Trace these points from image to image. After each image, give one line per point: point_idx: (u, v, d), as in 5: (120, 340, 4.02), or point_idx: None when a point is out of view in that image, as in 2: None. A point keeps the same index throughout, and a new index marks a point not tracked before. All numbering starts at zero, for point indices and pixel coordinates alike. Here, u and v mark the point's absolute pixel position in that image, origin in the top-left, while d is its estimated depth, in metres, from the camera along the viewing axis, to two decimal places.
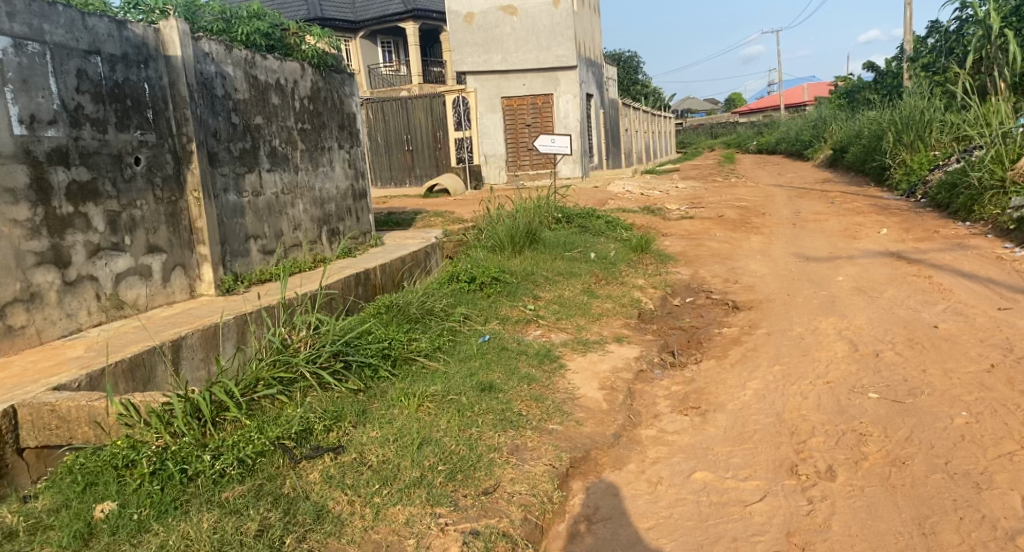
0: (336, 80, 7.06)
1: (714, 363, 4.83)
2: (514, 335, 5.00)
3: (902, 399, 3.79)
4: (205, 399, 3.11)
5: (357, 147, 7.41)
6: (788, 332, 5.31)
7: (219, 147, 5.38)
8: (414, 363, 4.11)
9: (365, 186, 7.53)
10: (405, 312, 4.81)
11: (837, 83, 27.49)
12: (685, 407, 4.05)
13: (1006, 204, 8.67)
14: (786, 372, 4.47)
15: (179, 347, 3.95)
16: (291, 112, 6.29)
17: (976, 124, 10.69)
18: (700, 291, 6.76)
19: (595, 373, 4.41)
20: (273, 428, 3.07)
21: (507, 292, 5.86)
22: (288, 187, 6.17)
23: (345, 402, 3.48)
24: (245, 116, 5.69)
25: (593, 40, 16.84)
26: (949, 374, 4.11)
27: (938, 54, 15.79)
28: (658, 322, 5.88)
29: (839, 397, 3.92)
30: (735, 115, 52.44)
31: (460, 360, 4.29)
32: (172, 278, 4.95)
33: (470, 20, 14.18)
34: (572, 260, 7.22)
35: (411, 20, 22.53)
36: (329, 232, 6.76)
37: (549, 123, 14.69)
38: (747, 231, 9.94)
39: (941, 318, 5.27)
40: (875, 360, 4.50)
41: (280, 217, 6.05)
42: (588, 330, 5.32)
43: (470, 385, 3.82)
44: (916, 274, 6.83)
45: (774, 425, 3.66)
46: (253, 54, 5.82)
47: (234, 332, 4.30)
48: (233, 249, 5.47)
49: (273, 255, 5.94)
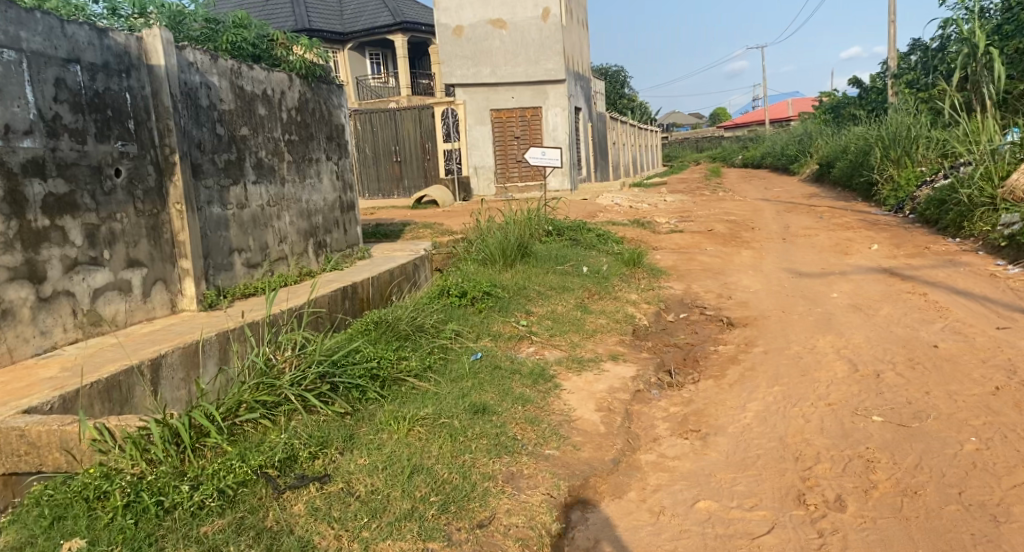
0: (324, 90, 6.93)
1: (712, 383, 4.70)
2: (507, 353, 4.86)
3: (908, 422, 3.68)
4: (185, 424, 2.94)
5: (345, 158, 7.27)
6: (786, 351, 5.21)
7: (203, 158, 5.22)
8: (405, 384, 3.95)
9: (353, 198, 7.38)
10: (394, 328, 4.65)
11: (822, 98, 27.67)
12: (685, 430, 3.92)
13: (996, 221, 8.64)
14: (786, 393, 4.35)
15: (158, 367, 3.78)
16: (278, 123, 6.14)
17: (964, 140, 10.70)
18: (694, 307, 6.65)
19: (591, 394, 4.28)
20: (256, 456, 2.91)
21: (499, 307, 5.73)
22: (274, 199, 6.01)
23: (332, 426, 3.32)
24: (230, 126, 5.54)
25: (581, 54, 16.82)
26: (953, 396, 4.01)
27: (922, 71, 15.89)
28: (653, 339, 5.76)
29: (843, 420, 3.81)
30: (721, 129, 52.71)
31: (452, 380, 4.14)
32: (152, 293, 4.78)
33: (459, 33, 14.08)
34: (564, 274, 7.10)
35: (400, 33, 22.48)
36: (316, 245, 6.61)
37: (539, 135, 14.62)
38: (738, 245, 9.86)
39: (940, 338, 5.18)
40: (877, 381, 4.40)
41: (265, 230, 5.90)
42: (582, 347, 5.19)
43: (463, 407, 3.68)
44: (911, 291, 6.75)
45: (777, 451, 3.54)
46: (239, 64, 5.68)
47: (216, 350, 4.13)
48: (216, 263, 5.31)
49: (257, 269, 5.78)
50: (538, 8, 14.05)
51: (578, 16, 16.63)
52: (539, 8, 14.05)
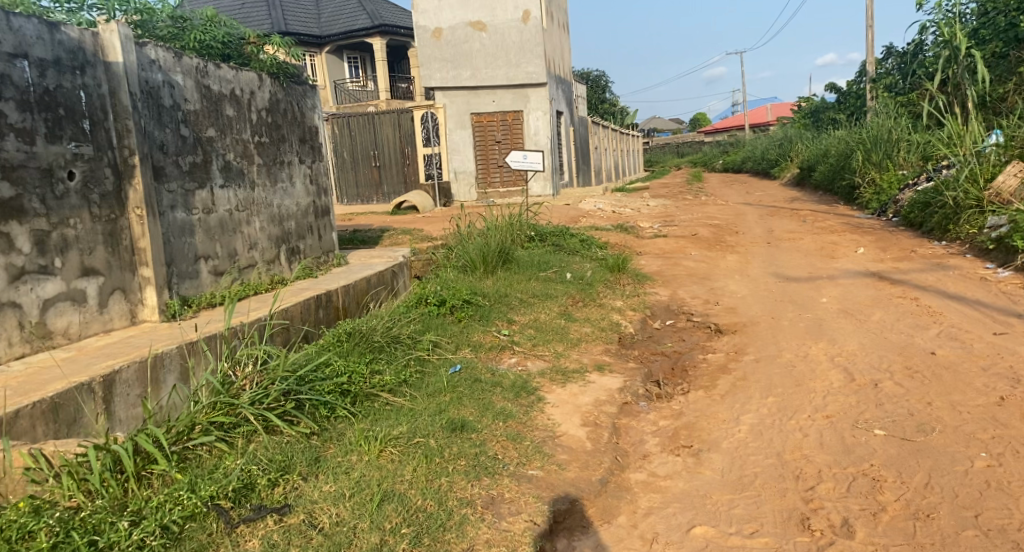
0: (297, 92, 6.66)
1: (703, 394, 4.45)
2: (488, 364, 4.60)
3: (912, 436, 3.47)
4: (129, 450, 2.66)
5: (319, 162, 7.00)
6: (777, 359, 4.99)
7: (165, 161, 4.94)
8: (377, 400, 3.68)
9: (328, 202, 7.11)
10: (368, 340, 4.38)
11: (800, 103, 27.74)
12: (676, 446, 3.69)
13: (983, 223, 8.49)
14: (781, 405, 4.13)
15: (111, 384, 3.49)
16: (247, 124, 5.85)
17: (946, 142, 10.60)
18: (680, 313, 6.43)
19: (576, 408, 4.03)
20: (208, 485, 2.62)
21: (480, 317, 5.48)
22: (242, 203, 5.73)
23: (297, 448, 3.05)
24: (196, 127, 5.26)
25: (562, 57, 16.64)
26: (957, 407, 3.81)
27: (900, 75, 15.89)
28: (639, 348, 5.53)
29: (843, 434, 3.59)
30: (701, 133, 52.82)
31: (429, 394, 3.89)
32: (110, 304, 4.48)
33: (438, 36, 13.83)
34: (547, 281, 6.87)
35: (378, 35, 22.18)
36: (288, 251, 6.32)
37: (520, 139, 14.38)
38: (723, 249, 9.68)
39: (937, 344, 4.99)
40: (875, 391, 4.18)
41: (234, 236, 5.61)
42: (566, 358, 4.95)
43: (440, 425, 3.42)
44: (901, 295, 6.57)
45: (776, 468, 3.32)
46: (205, 62, 5.40)
47: (177, 363, 3.85)
48: (180, 271, 5.02)
49: (225, 277, 5.49)
50: (518, 10, 13.82)
51: (559, 19, 16.47)
52: (519, 10, 13.82)
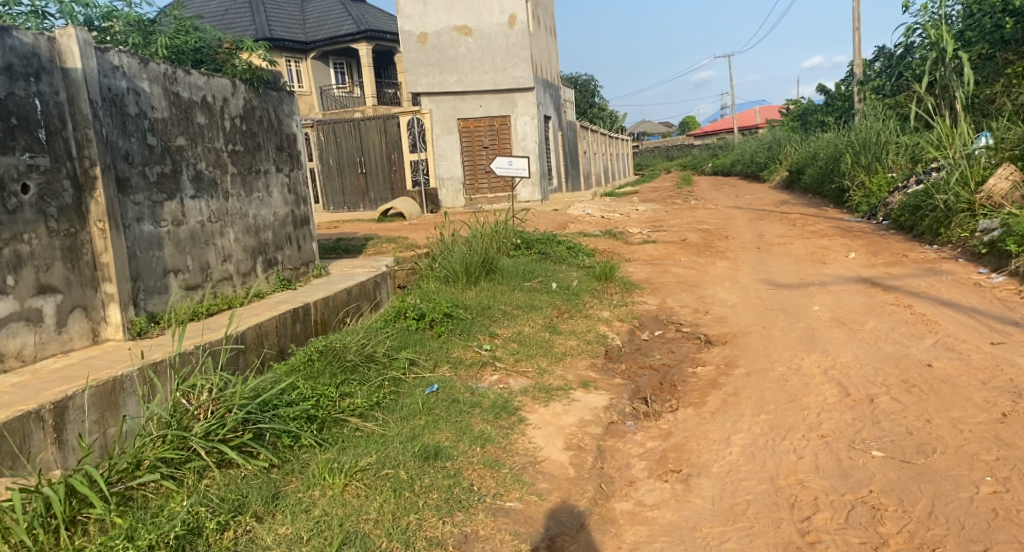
0: (273, 98, 6.42)
1: (692, 412, 4.26)
2: (468, 383, 4.39)
3: (912, 458, 3.29)
4: (61, 494, 2.46)
5: (298, 170, 6.76)
6: (769, 373, 4.79)
7: (131, 171, 4.71)
8: (347, 425, 3.48)
9: (308, 212, 6.88)
10: (340, 358, 4.17)
11: (788, 106, 27.69)
12: (664, 471, 3.50)
13: (975, 227, 8.34)
14: (774, 423, 3.95)
15: (63, 410, 3.26)
16: (220, 132, 5.63)
17: (935, 144, 10.48)
18: (669, 323, 6.25)
19: (559, 429, 3.83)
20: (148, 531, 2.43)
21: (460, 331, 5.27)
22: (215, 214, 5.50)
23: (253, 484, 2.87)
24: (164, 136, 5.03)
25: (549, 62, 16.49)
26: (958, 425, 3.62)
27: (887, 78, 15.81)
28: (627, 362, 5.34)
29: (839, 456, 3.41)
30: (690, 137, 52.86)
31: (402, 417, 3.68)
32: (69, 323, 4.25)
33: (424, 40, 13.65)
34: (532, 291, 6.67)
35: (364, 41, 21.97)
36: (265, 262, 6.09)
37: (507, 144, 14.14)
38: (712, 255, 9.49)
39: (934, 355, 4.80)
40: (872, 408, 3.99)
41: (206, 249, 5.38)
42: (550, 374, 4.73)
43: (412, 452, 3.22)
44: (894, 302, 6.40)
45: (769, 495, 3.14)
46: (174, 69, 5.17)
47: (138, 386, 3.61)
48: (148, 286, 4.79)
49: (197, 291, 5.26)
50: (504, 14, 13.68)
51: (546, 23, 16.31)
52: (506, 14, 13.68)
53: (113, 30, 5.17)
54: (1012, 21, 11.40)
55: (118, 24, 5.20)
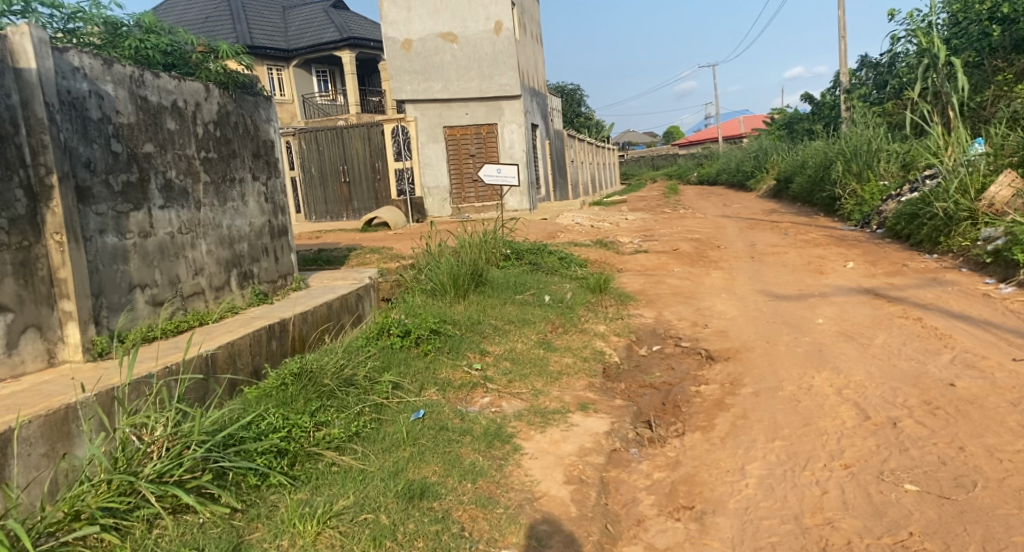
0: (249, 103, 6.05)
1: (700, 438, 3.93)
2: (457, 407, 4.03)
3: (950, 493, 3.06)
4: None
5: (275, 178, 6.39)
6: (778, 392, 4.47)
7: (93, 180, 4.34)
8: (320, 460, 3.13)
9: (286, 222, 6.51)
10: (317, 383, 3.81)
11: (774, 114, 27.59)
12: (675, 508, 3.21)
13: (977, 236, 8.07)
14: (791, 450, 3.62)
15: (5, 444, 2.83)
16: (191, 139, 5.26)
17: (930, 151, 10.25)
18: (668, 337, 5.93)
19: (557, 459, 3.48)
20: None
21: (449, 349, 4.91)
22: (186, 225, 5.13)
23: (212, 535, 2.54)
24: (130, 142, 4.66)
25: (536, 70, 16.20)
26: (995, 454, 3.34)
27: (873, 87, 15.70)
28: (627, 381, 4.99)
29: (868, 490, 3.16)
30: (675, 145, 52.85)
31: (383, 449, 3.33)
32: (20, 344, 3.88)
33: (408, 47, 13.33)
34: (524, 304, 6.33)
35: (347, 48, 21.65)
36: (240, 276, 5.72)
37: (494, 152, 13.85)
38: (706, 265, 9.18)
39: (955, 374, 4.49)
40: (896, 432, 3.69)
41: (175, 262, 5.00)
42: (545, 396, 4.39)
43: (394, 492, 2.89)
44: (903, 315, 6.08)
45: (796, 538, 2.92)
46: (141, 71, 4.81)
47: (96, 414, 3.20)
48: (111, 302, 4.42)
49: (165, 307, 4.88)
50: (490, 20, 13.40)
51: (532, 31, 16.03)
52: (492, 20, 13.40)
53: (81, 32, 4.79)
54: (1001, 28, 11.27)
55: (85, 25, 4.80)
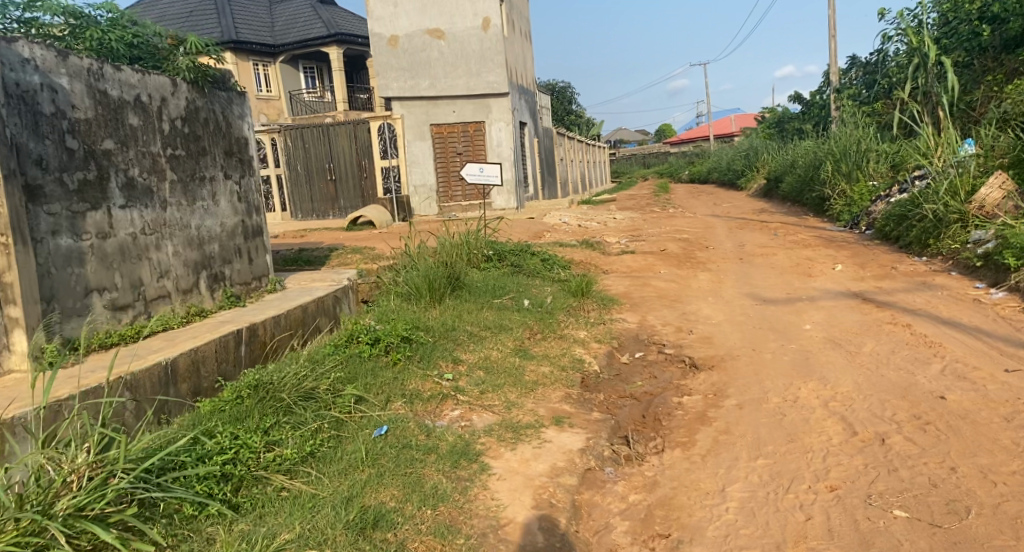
0: (220, 98, 5.79)
1: (680, 455, 3.73)
2: (424, 422, 3.81)
3: (941, 521, 2.88)
4: None
5: (249, 176, 6.12)
6: (762, 405, 4.28)
7: (44, 178, 4.09)
8: (268, 484, 2.93)
9: (260, 222, 6.25)
10: (275, 397, 3.59)
11: (765, 113, 27.49)
12: (650, 536, 3.02)
13: (967, 238, 7.88)
14: (775, 470, 3.43)
15: None
16: (157, 135, 4.99)
17: (919, 152, 10.07)
18: (651, 344, 5.72)
19: (526, 480, 3.28)
20: None
21: (420, 357, 4.69)
22: (150, 225, 4.86)
23: None
24: (88, 139, 4.40)
25: (524, 68, 15.97)
26: (988, 476, 3.16)
27: (862, 86, 15.60)
28: (606, 391, 4.79)
29: (856, 516, 2.98)
30: (667, 144, 52.76)
31: (339, 471, 3.11)
32: None
33: (394, 44, 13.12)
34: (502, 309, 6.12)
35: (334, 44, 21.33)
36: (210, 278, 5.46)
37: (481, 151, 13.66)
38: (693, 267, 9.00)
39: (945, 386, 4.29)
40: (884, 449, 3.50)
41: (138, 264, 4.73)
42: (519, 409, 4.18)
43: (343, 526, 2.70)
44: (891, 321, 5.89)
45: None
46: (101, 63, 4.54)
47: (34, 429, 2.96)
48: (66, 307, 4.18)
49: (127, 312, 4.62)
50: (478, 17, 13.19)
51: (520, 28, 15.82)
52: (479, 17, 13.20)
53: (40, 22, 4.54)
54: (990, 28, 11.00)
55: (45, 16, 4.55)
